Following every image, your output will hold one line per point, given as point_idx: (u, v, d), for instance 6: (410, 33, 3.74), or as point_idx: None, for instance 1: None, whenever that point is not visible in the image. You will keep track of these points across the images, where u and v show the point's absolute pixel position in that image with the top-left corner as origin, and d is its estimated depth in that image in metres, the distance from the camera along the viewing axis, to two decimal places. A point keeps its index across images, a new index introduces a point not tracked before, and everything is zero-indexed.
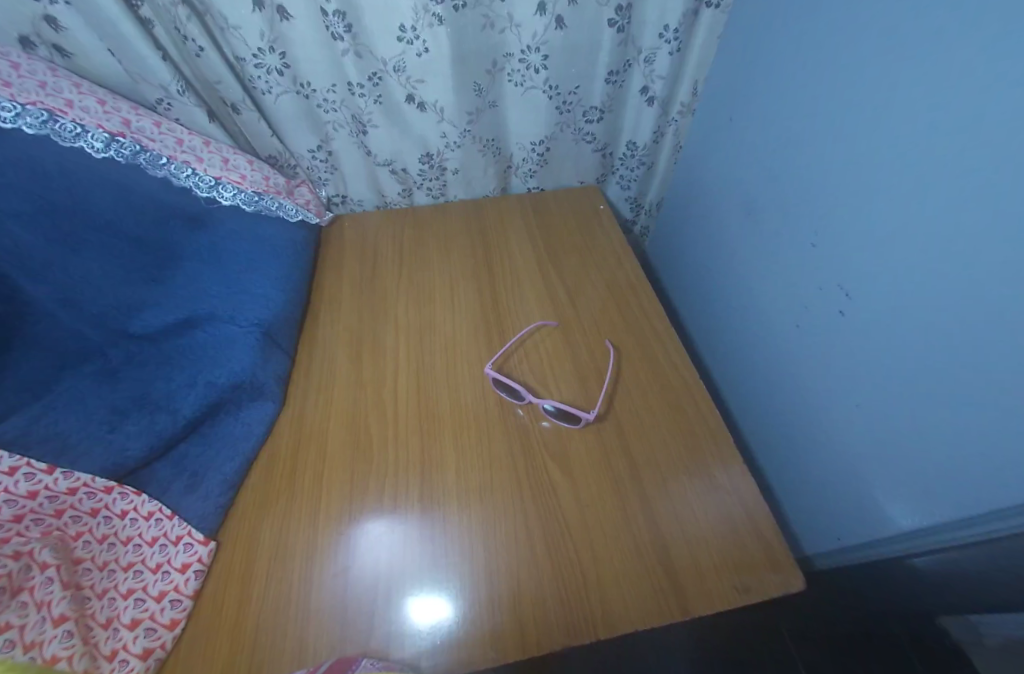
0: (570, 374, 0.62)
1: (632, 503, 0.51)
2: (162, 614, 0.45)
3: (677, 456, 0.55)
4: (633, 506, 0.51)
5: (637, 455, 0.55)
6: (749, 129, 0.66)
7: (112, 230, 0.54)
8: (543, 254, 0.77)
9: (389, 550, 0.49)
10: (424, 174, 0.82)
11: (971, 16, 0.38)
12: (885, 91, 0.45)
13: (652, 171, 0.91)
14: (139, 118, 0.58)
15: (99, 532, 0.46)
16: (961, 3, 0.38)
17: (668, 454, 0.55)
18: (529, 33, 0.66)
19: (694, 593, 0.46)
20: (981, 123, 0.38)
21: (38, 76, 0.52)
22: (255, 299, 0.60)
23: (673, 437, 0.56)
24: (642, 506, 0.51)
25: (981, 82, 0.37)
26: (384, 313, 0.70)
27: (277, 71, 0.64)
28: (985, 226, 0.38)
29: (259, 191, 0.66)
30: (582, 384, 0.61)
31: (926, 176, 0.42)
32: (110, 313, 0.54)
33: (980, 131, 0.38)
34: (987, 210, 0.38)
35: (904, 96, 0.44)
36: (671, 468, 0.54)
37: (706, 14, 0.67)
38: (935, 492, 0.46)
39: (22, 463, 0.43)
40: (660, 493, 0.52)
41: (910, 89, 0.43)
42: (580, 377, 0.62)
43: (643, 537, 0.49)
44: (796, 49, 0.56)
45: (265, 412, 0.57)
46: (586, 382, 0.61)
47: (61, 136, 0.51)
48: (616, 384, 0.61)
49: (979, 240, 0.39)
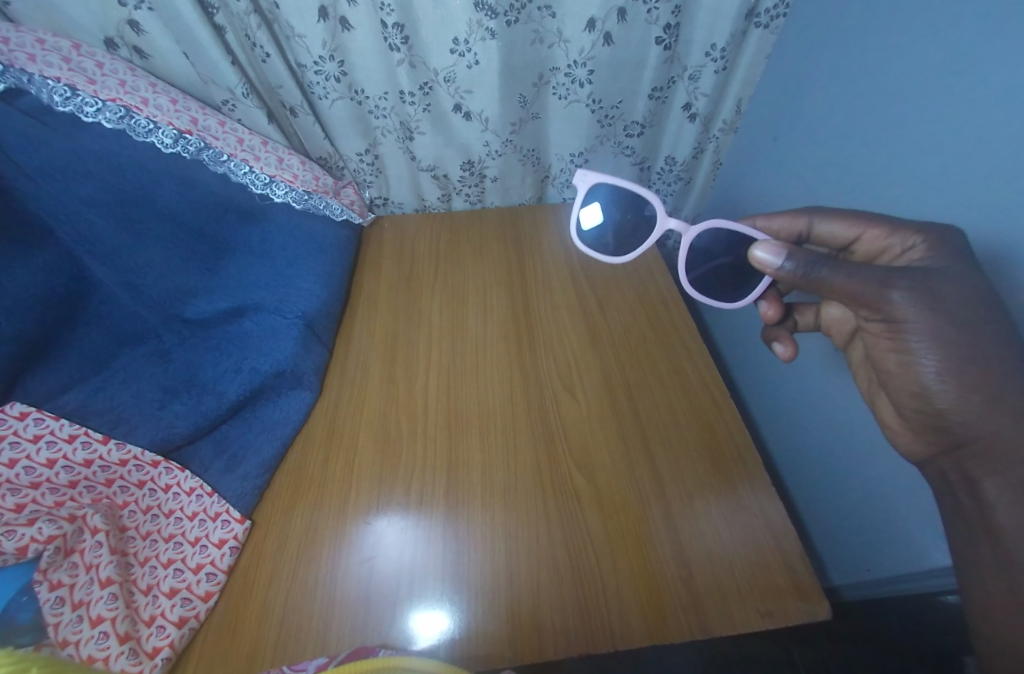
0: (872, 217, 0.45)
1: (926, 433, 0.42)
2: (197, 586, 0.47)
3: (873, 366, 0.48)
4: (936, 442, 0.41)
5: (911, 358, 0.40)
6: (791, 148, 0.66)
7: (175, 220, 0.58)
8: (577, 266, 0.78)
9: (414, 544, 0.50)
10: (464, 180, 0.84)
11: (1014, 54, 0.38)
12: (926, 120, 0.45)
13: (690, 187, 0.90)
14: (206, 117, 0.62)
15: (143, 503, 0.49)
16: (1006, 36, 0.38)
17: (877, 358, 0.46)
18: (577, 48, 0.67)
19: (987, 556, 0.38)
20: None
21: (119, 75, 0.57)
22: (300, 292, 0.63)
23: (848, 351, 0.52)
24: (927, 428, 0.41)
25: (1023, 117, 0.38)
26: (419, 314, 0.72)
27: (335, 78, 0.67)
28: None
29: (309, 190, 0.68)
30: (887, 243, 0.43)
31: (965, 206, 0.42)
32: (169, 298, 0.58)
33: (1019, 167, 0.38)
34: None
35: (944, 128, 0.44)
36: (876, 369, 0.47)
37: (756, 34, 0.67)
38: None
39: (80, 432, 0.48)
40: (950, 411, 0.39)
41: (953, 119, 0.43)
42: (812, 229, 0.50)
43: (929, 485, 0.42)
44: (844, 69, 0.56)
45: (302, 401, 0.60)
46: (905, 227, 0.42)
47: (136, 131, 0.55)
48: (904, 252, 0.42)
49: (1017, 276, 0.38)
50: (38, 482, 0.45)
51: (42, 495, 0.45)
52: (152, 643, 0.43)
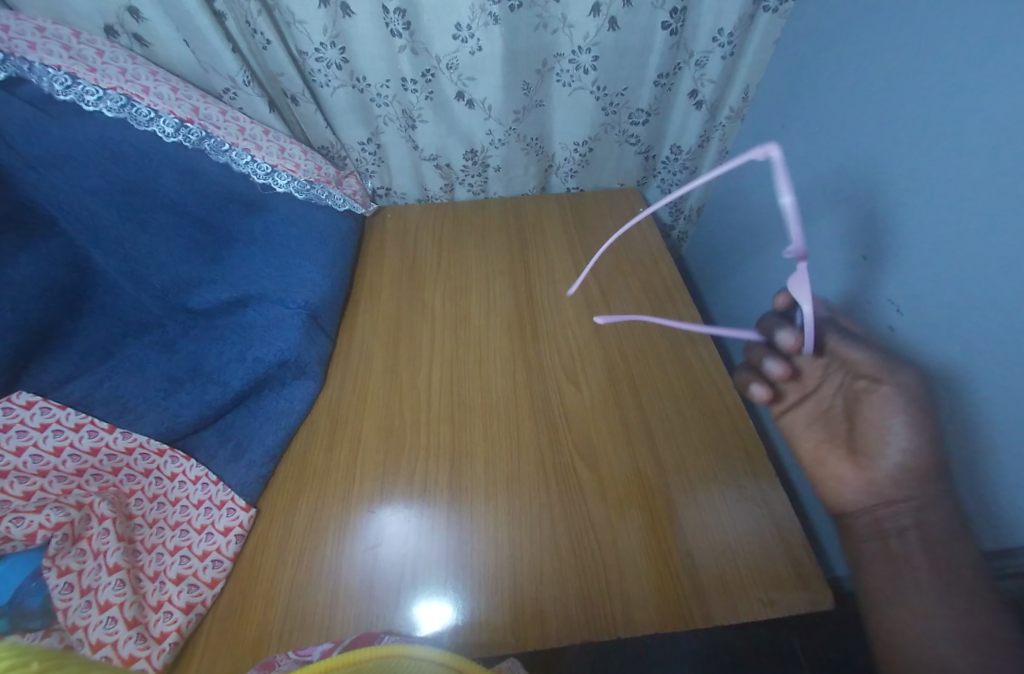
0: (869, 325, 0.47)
1: (893, 482, 0.42)
2: (204, 572, 0.47)
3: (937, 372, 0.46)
4: (904, 488, 0.41)
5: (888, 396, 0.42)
6: (801, 135, 0.64)
7: (176, 209, 0.57)
8: (581, 256, 0.77)
9: (417, 534, 0.50)
10: (467, 170, 0.84)
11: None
12: (934, 106, 0.45)
13: (695, 175, 0.89)
14: (207, 106, 0.61)
15: (150, 491, 0.50)
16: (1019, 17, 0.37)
17: (835, 425, 0.46)
18: (581, 34, 0.66)
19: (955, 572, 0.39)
20: None
21: (120, 63, 0.56)
22: (303, 282, 0.62)
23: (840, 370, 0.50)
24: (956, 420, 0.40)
25: None
26: (422, 304, 0.72)
27: (336, 65, 0.66)
28: None
29: (311, 180, 0.68)
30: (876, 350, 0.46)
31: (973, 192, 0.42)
32: (172, 289, 0.58)
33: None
34: None
35: (956, 112, 0.43)
36: (835, 433, 0.46)
37: (763, 18, 0.66)
38: (995, 520, 0.44)
39: (86, 420, 0.48)
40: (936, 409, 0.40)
41: (963, 102, 0.42)
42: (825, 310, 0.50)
43: (855, 535, 0.44)
44: (853, 56, 0.54)
45: (306, 390, 0.60)
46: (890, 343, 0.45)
47: (137, 120, 0.55)
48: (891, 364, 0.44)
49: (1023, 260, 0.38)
50: (46, 470, 0.46)
51: (49, 484, 0.45)
52: (160, 629, 0.43)
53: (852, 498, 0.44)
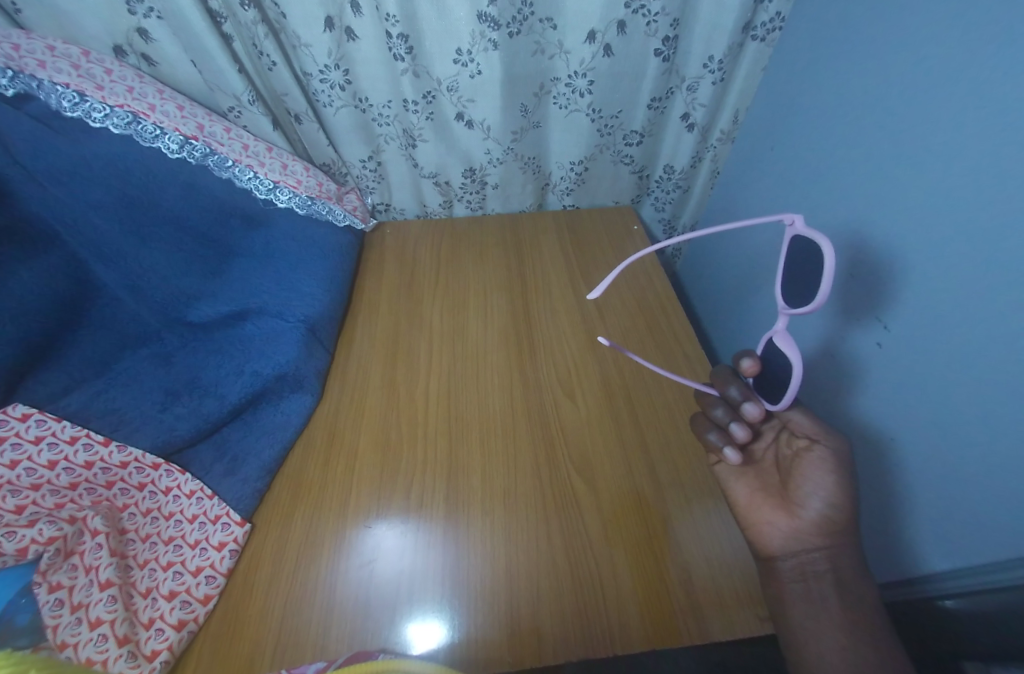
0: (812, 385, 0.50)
1: (817, 529, 0.43)
2: (197, 589, 0.47)
3: (917, 386, 0.47)
4: (823, 537, 0.43)
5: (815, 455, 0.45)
6: (788, 158, 0.67)
7: (178, 223, 0.58)
8: (577, 272, 0.79)
9: (413, 550, 0.50)
10: (466, 187, 0.85)
11: (1001, 64, 0.39)
12: (916, 132, 0.47)
13: (688, 195, 0.91)
14: (212, 124, 0.62)
15: (144, 505, 0.49)
16: (989, 50, 0.40)
17: (768, 476, 0.48)
18: (577, 59, 0.69)
19: (861, 609, 0.41)
20: (1006, 162, 0.39)
21: (127, 82, 0.58)
22: (302, 297, 0.63)
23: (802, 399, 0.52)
24: None
25: (1009, 126, 0.38)
26: (420, 319, 0.72)
27: (339, 86, 0.68)
28: (1009, 262, 0.39)
29: (313, 196, 0.69)
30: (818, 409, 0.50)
31: (951, 213, 0.43)
32: (171, 302, 0.58)
33: (1006, 173, 0.39)
34: (1008, 251, 0.39)
35: (933, 138, 0.45)
36: (768, 485, 0.48)
37: (752, 46, 0.69)
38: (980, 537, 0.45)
39: (82, 433, 0.48)
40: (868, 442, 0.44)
41: (935, 129, 0.45)
42: None
43: (779, 577, 0.44)
44: (838, 83, 0.57)
45: (304, 404, 0.60)
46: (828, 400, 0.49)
47: (143, 136, 0.56)
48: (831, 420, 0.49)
49: (999, 277, 0.40)
50: (39, 484, 0.45)
51: (42, 497, 0.45)
52: (151, 646, 0.43)
53: (779, 542, 0.45)
